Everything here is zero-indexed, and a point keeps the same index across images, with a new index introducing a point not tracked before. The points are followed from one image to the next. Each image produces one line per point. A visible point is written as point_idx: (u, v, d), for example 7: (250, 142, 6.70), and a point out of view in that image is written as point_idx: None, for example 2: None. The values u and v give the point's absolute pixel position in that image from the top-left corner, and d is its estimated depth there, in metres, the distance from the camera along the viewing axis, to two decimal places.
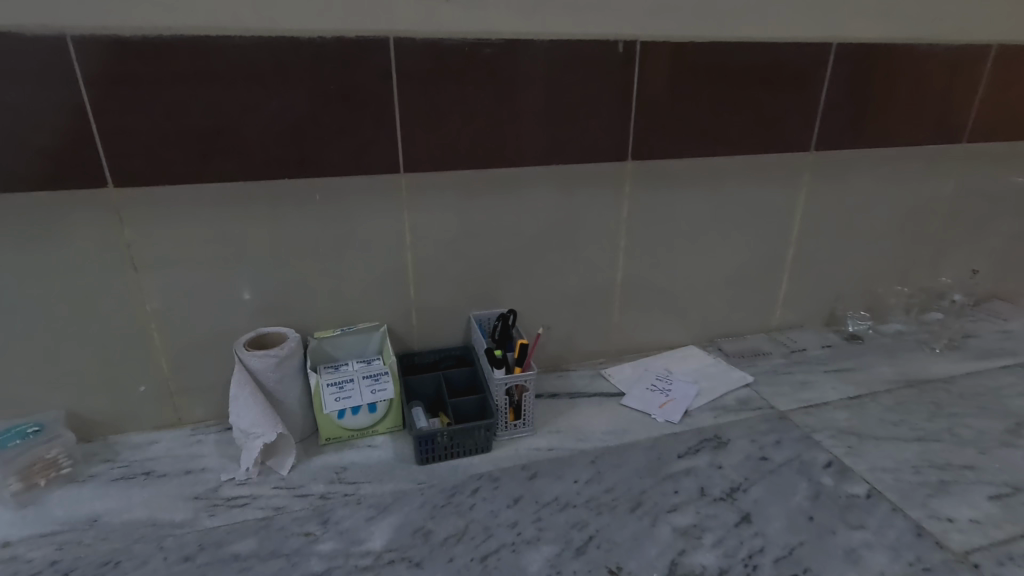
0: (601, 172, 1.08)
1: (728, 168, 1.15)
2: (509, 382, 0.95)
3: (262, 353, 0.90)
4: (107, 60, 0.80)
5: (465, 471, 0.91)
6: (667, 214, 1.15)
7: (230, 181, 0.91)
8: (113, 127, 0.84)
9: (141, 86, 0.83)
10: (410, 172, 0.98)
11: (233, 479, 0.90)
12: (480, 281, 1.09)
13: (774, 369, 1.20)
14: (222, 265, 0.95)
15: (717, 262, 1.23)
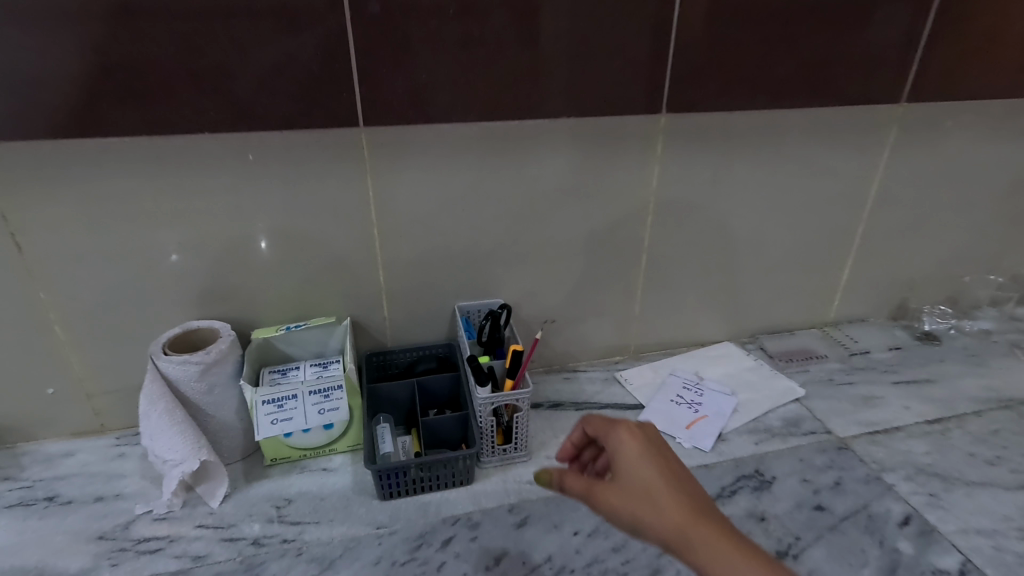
0: (626, 129, 0.83)
1: (791, 125, 0.89)
2: (497, 401, 0.75)
3: (180, 359, 0.71)
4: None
5: (437, 513, 0.72)
6: (709, 184, 0.91)
7: (134, 136, 0.69)
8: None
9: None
10: (377, 126, 0.75)
11: (151, 512, 0.73)
12: (468, 265, 0.88)
13: (830, 378, 0.98)
14: (136, 244, 0.75)
15: (766, 244, 0.99)
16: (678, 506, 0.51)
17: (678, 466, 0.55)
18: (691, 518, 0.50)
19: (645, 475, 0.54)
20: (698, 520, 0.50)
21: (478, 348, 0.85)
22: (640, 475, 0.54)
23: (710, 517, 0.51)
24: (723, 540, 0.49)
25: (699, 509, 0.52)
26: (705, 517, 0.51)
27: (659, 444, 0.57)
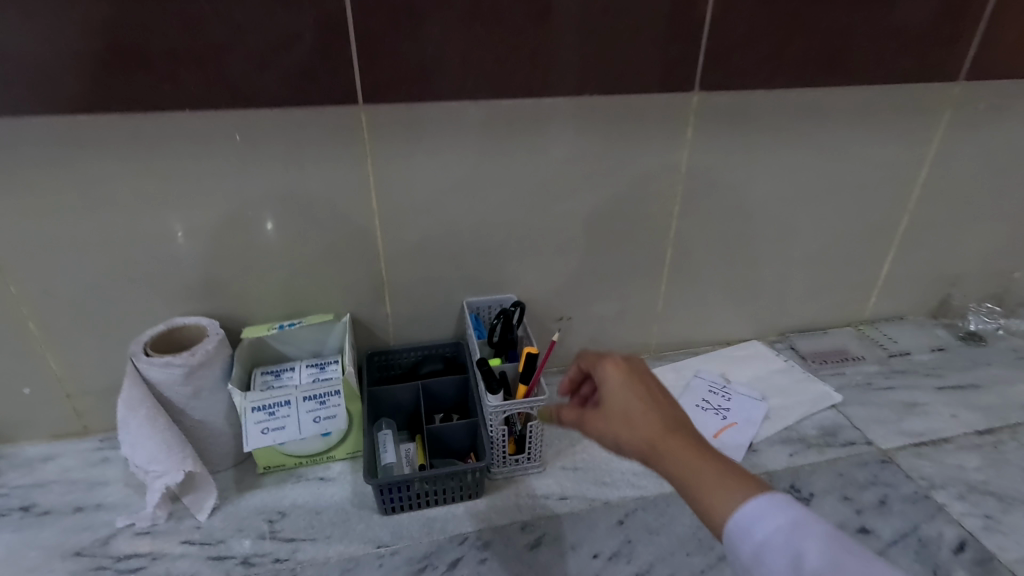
0: (654, 109, 0.75)
1: (835, 106, 0.81)
2: (509, 409, 0.68)
3: (162, 360, 0.64)
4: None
5: (443, 530, 0.66)
6: (743, 171, 0.83)
7: (107, 113, 0.62)
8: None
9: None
10: (379, 105, 0.67)
11: (133, 525, 0.67)
12: (479, 257, 0.81)
13: (868, 381, 0.91)
14: (116, 234, 0.69)
15: (801, 237, 0.92)
16: (658, 421, 0.50)
17: (659, 387, 0.54)
18: (668, 431, 0.49)
19: (630, 396, 0.53)
20: (677, 435, 0.49)
21: (488, 350, 0.78)
22: (624, 396, 0.53)
23: (689, 433, 0.50)
24: (702, 452, 0.48)
25: (680, 425, 0.50)
26: (685, 432, 0.50)
27: (648, 370, 0.55)
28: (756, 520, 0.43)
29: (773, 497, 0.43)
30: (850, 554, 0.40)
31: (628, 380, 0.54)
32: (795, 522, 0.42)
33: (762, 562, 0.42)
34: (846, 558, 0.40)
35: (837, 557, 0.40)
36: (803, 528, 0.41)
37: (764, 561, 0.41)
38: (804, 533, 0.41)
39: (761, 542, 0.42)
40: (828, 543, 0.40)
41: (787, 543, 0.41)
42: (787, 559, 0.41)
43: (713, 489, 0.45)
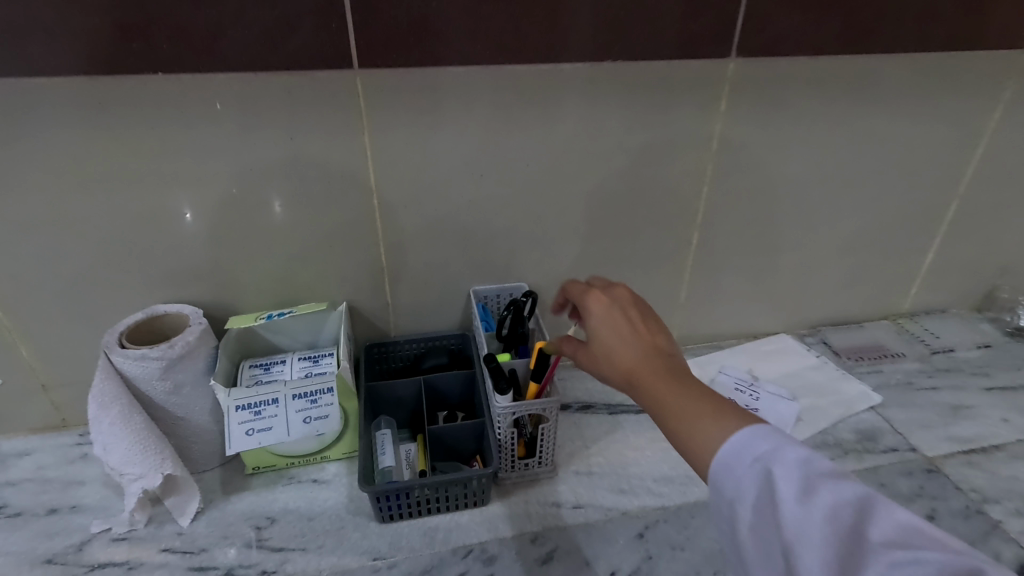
0: (683, 77, 0.68)
1: (885, 76, 0.73)
2: (518, 410, 0.62)
3: (138, 354, 0.58)
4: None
5: (446, 542, 0.61)
6: (779, 149, 0.75)
7: (71, 78, 0.55)
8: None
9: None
10: (378, 70, 0.60)
11: (110, 531, 0.62)
12: (487, 242, 0.74)
13: (908, 381, 0.83)
14: (87, 213, 0.62)
15: (839, 222, 0.84)
16: (639, 352, 0.46)
17: (647, 316, 0.49)
18: (649, 363, 0.45)
19: (610, 328, 0.48)
20: (662, 367, 0.45)
21: (496, 344, 0.72)
22: (603, 327, 0.48)
23: (676, 366, 0.46)
24: (687, 385, 0.44)
25: (666, 355, 0.46)
26: (670, 363, 0.46)
27: (632, 296, 0.50)
28: (740, 452, 0.39)
29: (755, 428, 0.40)
30: (824, 474, 0.37)
31: (609, 311, 0.49)
32: (774, 452, 0.38)
33: (743, 502, 0.38)
34: (822, 481, 0.36)
35: (814, 481, 0.36)
36: (779, 455, 0.38)
37: (747, 501, 0.38)
38: (780, 460, 0.37)
39: (742, 480, 0.38)
40: (805, 467, 0.37)
41: (766, 478, 0.37)
42: (768, 494, 0.37)
43: (698, 425, 0.41)
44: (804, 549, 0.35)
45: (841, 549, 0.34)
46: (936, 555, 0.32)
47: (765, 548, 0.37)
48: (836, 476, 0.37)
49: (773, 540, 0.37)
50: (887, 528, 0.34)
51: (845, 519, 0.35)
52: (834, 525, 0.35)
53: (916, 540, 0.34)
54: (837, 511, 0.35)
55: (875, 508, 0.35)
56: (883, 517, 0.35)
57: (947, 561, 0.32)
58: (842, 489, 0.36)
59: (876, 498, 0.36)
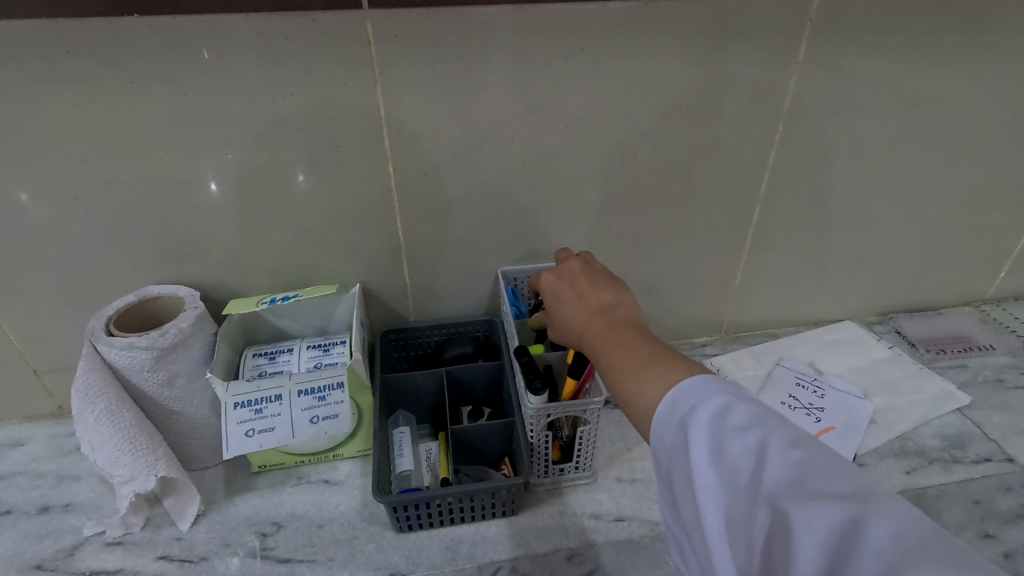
0: (755, 18, 0.56)
1: (998, 16, 0.60)
2: (554, 412, 0.54)
3: (124, 343, 0.52)
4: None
5: (471, 557, 0.53)
6: (862, 108, 0.64)
7: (30, 20, 0.47)
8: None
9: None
10: (391, 10, 0.51)
11: (103, 534, 0.56)
12: (518, 216, 0.65)
13: (997, 378, 0.73)
14: (66, 183, 0.55)
15: (924, 195, 0.73)
16: (579, 316, 0.44)
17: (596, 279, 0.47)
18: (585, 321, 0.43)
19: (554, 298, 0.47)
20: (599, 325, 0.42)
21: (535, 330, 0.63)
22: (549, 300, 0.48)
23: (618, 318, 0.42)
24: (626, 339, 0.40)
25: (611, 312, 0.43)
26: (614, 320, 0.42)
27: (583, 264, 0.48)
28: (664, 412, 0.33)
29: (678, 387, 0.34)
30: (733, 425, 0.30)
31: (554, 283, 0.48)
32: (691, 407, 0.32)
33: (671, 468, 0.33)
34: (729, 432, 0.30)
35: (722, 434, 0.30)
36: (695, 411, 0.32)
37: (670, 466, 0.33)
38: (695, 418, 0.31)
39: (666, 445, 0.33)
40: (716, 420, 0.31)
41: (681, 438, 0.32)
42: (682, 455, 0.32)
43: (631, 383, 0.36)
44: (710, 514, 0.30)
45: (739, 510, 0.29)
46: (822, 507, 0.26)
47: (685, 512, 0.32)
48: (745, 423, 0.30)
49: (688, 505, 0.32)
50: (781, 476, 0.28)
51: (745, 474, 0.29)
52: (736, 484, 0.29)
53: (809, 487, 0.27)
54: (741, 469, 0.29)
55: (772, 452, 0.29)
56: (779, 463, 0.28)
57: (832, 513, 0.26)
58: (746, 439, 0.30)
59: (777, 439, 0.29)
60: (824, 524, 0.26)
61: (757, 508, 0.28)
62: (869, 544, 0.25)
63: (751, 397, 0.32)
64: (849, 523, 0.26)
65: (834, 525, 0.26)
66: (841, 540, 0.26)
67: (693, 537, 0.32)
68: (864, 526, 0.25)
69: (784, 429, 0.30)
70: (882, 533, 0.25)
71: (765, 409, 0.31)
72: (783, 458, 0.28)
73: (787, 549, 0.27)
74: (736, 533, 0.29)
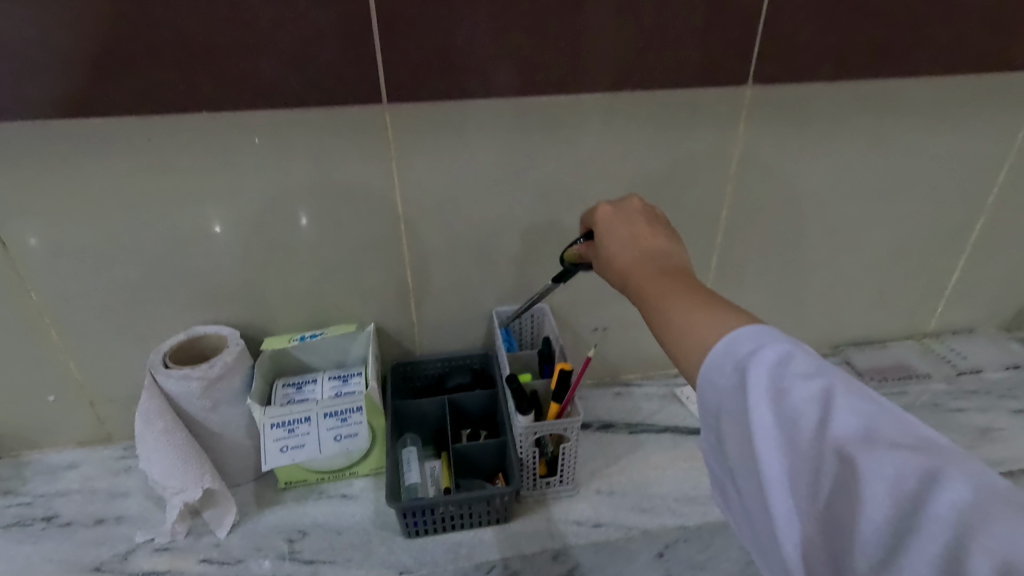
0: (701, 104, 0.69)
1: (905, 99, 0.74)
2: (540, 430, 0.63)
3: (180, 374, 0.62)
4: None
5: (470, 557, 0.62)
6: (798, 174, 0.77)
7: (120, 117, 0.60)
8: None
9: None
10: (406, 103, 0.63)
11: (153, 541, 0.65)
12: (510, 265, 0.76)
13: (933, 403, 0.83)
14: (134, 242, 0.66)
15: (860, 243, 0.84)
16: (629, 257, 0.47)
17: (654, 228, 0.49)
18: (641, 264, 0.45)
19: (609, 239, 0.50)
20: (651, 269, 0.44)
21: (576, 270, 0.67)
22: (604, 241, 0.50)
23: (670, 265, 0.44)
24: (675, 283, 0.42)
25: (664, 260, 0.45)
26: (666, 266, 0.44)
27: (642, 209, 0.52)
28: (719, 352, 0.36)
29: (737, 330, 0.37)
30: (797, 373, 0.33)
31: (610, 219, 0.52)
32: (750, 352, 0.35)
33: (723, 408, 0.36)
34: (792, 379, 0.33)
35: (786, 381, 0.33)
36: (756, 356, 0.35)
37: (723, 407, 0.36)
38: (755, 362, 0.34)
39: (718, 387, 0.36)
40: (778, 367, 0.34)
41: (739, 381, 0.35)
42: (739, 398, 0.35)
43: (680, 320, 0.39)
44: (769, 453, 0.33)
45: (802, 451, 0.32)
46: (893, 456, 0.30)
47: (735, 449, 0.35)
48: (807, 372, 0.33)
49: (741, 444, 0.35)
50: (850, 426, 0.31)
51: (810, 419, 0.32)
52: (800, 427, 0.32)
53: (880, 437, 0.31)
54: (806, 413, 0.32)
55: (837, 401, 0.32)
56: (846, 412, 0.32)
57: (901, 461, 0.29)
58: (809, 386, 0.33)
59: (840, 389, 0.32)
60: (897, 474, 0.29)
61: (825, 454, 0.31)
62: (939, 493, 0.28)
63: (811, 350, 0.35)
64: (921, 472, 0.29)
65: (904, 473, 0.29)
66: (910, 487, 0.29)
67: (742, 475, 0.36)
68: (934, 475, 0.29)
69: (847, 381, 0.33)
70: (956, 485, 0.28)
71: (825, 361, 0.34)
72: (850, 407, 0.32)
73: (855, 491, 0.30)
74: (796, 473, 0.32)
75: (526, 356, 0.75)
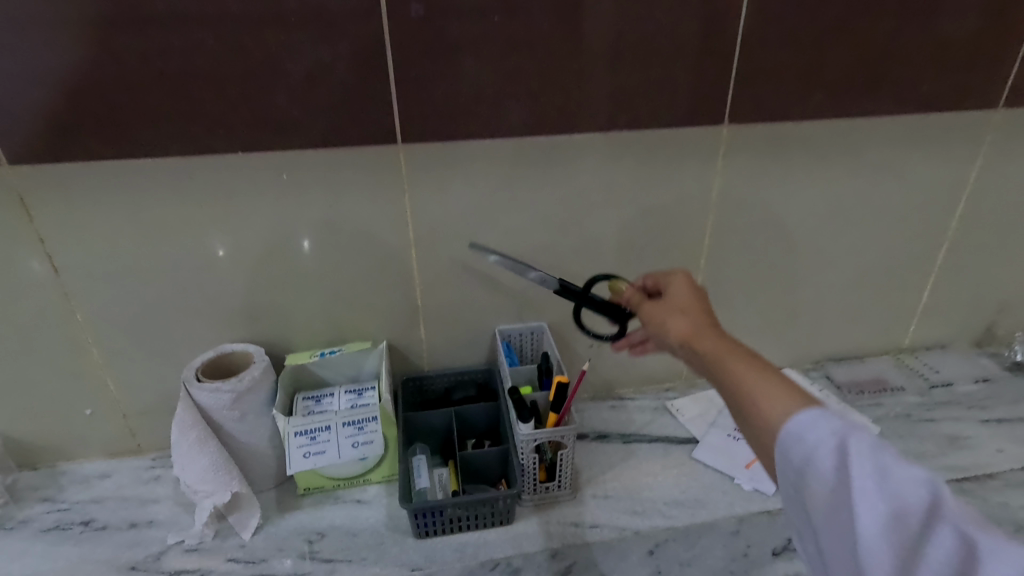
0: (683, 141, 0.77)
1: (869, 134, 0.81)
2: (540, 437, 0.69)
3: (212, 387, 0.68)
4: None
5: (476, 555, 0.68)
6: (774, 203, 0.84)
7: (163, 157, 0.67)
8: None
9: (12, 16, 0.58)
10: (418, 143, 0.71)
11: (182, 543, 0.71)
12: (511, 286, 0.83)
13: (907, 414, 0.89)
14: (169, 267, 0.73)
15: (835, 265, 0.91)
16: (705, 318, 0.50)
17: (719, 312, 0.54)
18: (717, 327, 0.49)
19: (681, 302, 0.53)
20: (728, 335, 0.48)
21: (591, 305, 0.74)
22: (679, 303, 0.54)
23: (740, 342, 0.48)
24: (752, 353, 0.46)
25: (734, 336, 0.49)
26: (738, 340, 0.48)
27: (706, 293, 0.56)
28: (812, 427, 0.38)
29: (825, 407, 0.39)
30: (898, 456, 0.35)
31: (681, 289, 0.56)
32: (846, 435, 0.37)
33: (812, 466, 0.38)
34: (894, 464, 0.35)
35: (888, 465, 0.35)
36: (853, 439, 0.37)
37: (812, 468, 0.38)
38: (852, 445, 0.36)
39: (810, 463, 0.38)
40: (877, 451, 0.36)
41: (836, 460, 0.37)
42: (837, 478, 0.37)
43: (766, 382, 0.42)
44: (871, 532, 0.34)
45: (908, 532, 0.34)
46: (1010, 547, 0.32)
47: (824, 522, 0.37)
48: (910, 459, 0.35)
49: (835, 519, 0.37)
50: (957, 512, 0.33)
51: (916, 503, 0.34)
52: (906, 510, 0.34)
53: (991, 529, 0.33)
54: (912, 497, 0.34)
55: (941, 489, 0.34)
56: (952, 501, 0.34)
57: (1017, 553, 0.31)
58: (913, 472, 0.35)
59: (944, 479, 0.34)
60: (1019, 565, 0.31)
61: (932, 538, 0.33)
62: None
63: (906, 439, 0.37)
64: None
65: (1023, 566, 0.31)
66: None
67: (830, 545, 0.37)
68: None
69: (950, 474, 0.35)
70: None
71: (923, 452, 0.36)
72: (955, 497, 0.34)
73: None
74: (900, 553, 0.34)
75: (526, 370, 0.81)
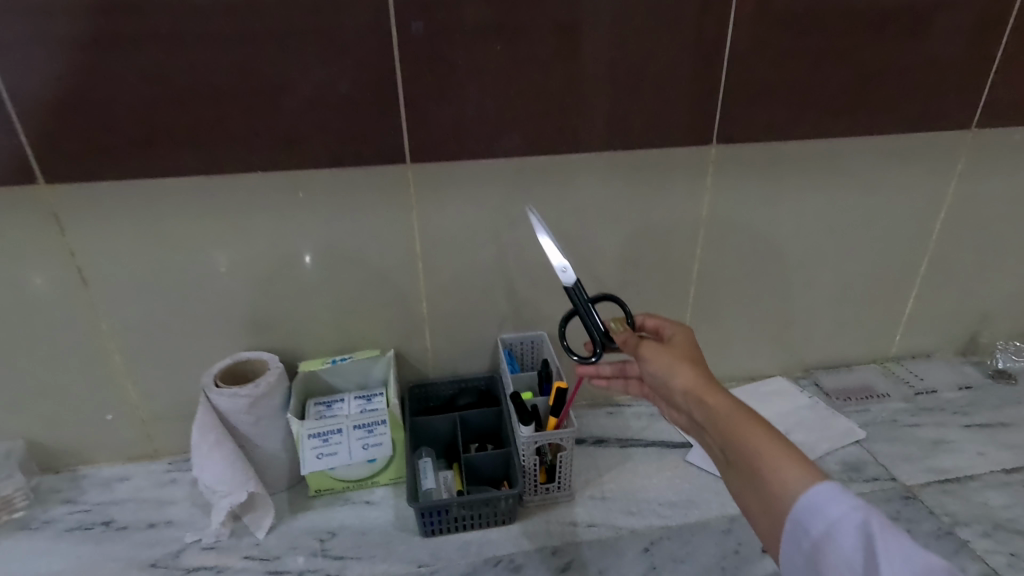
0: (674, 160, 0.82)
1: (850, 153, 0.86)
2: (540, 439, 0.73)
3: (231, 392, 0.72)
4: (5, 12, 0.61)
5: (479, 553, 0.71)
6: (762, 217, 0.88)
7: (187, 176, 0.72)
8: (18, 98, 0.64)
9: (55, 48, 0.63)
10: (424, 162, 0.76)
11: (200, 541, 0.74)
12: (513, 297, 0.87)
13: (892, 419, 0.93)
14: (190, 279, 0.78)
15: (822, 277, 0.95)
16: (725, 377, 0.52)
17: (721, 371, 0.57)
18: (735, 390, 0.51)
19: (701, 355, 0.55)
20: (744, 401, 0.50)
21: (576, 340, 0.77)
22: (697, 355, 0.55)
23: None
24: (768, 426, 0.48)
25: None
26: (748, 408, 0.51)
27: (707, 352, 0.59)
28: (837, 508, 0.41)
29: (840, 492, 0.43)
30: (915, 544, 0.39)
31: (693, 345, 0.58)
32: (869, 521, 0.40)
33: (831, 540, 0.41)
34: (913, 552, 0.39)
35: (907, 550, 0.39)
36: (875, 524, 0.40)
37: (832, 540, 0.41)
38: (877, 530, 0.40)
39: (834, 541, 0.41)
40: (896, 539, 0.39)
41: (858, 541, 0.40)
42: (860, 557, 0.40)
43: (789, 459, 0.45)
44: None
45: None
46: None
47: None
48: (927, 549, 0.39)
49: None
50: None
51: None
52: None
53: None
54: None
55: None
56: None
57: None
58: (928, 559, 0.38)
59: None
60: None
61: None
62: None
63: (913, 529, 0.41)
64: None
65: None
66: None
67: None
68: None
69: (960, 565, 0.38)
70: None
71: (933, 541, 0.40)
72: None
73: None
74: None
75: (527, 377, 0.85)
